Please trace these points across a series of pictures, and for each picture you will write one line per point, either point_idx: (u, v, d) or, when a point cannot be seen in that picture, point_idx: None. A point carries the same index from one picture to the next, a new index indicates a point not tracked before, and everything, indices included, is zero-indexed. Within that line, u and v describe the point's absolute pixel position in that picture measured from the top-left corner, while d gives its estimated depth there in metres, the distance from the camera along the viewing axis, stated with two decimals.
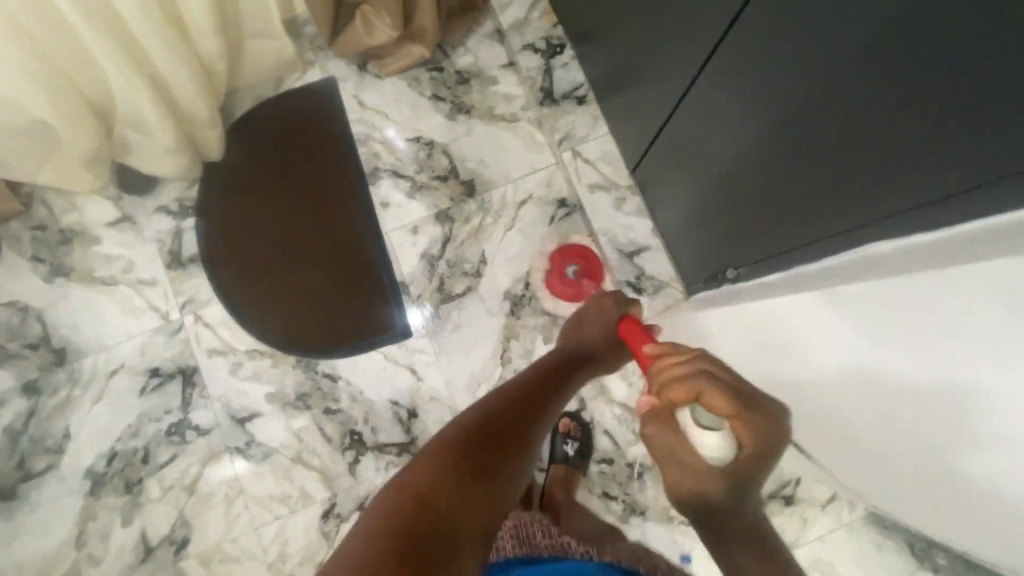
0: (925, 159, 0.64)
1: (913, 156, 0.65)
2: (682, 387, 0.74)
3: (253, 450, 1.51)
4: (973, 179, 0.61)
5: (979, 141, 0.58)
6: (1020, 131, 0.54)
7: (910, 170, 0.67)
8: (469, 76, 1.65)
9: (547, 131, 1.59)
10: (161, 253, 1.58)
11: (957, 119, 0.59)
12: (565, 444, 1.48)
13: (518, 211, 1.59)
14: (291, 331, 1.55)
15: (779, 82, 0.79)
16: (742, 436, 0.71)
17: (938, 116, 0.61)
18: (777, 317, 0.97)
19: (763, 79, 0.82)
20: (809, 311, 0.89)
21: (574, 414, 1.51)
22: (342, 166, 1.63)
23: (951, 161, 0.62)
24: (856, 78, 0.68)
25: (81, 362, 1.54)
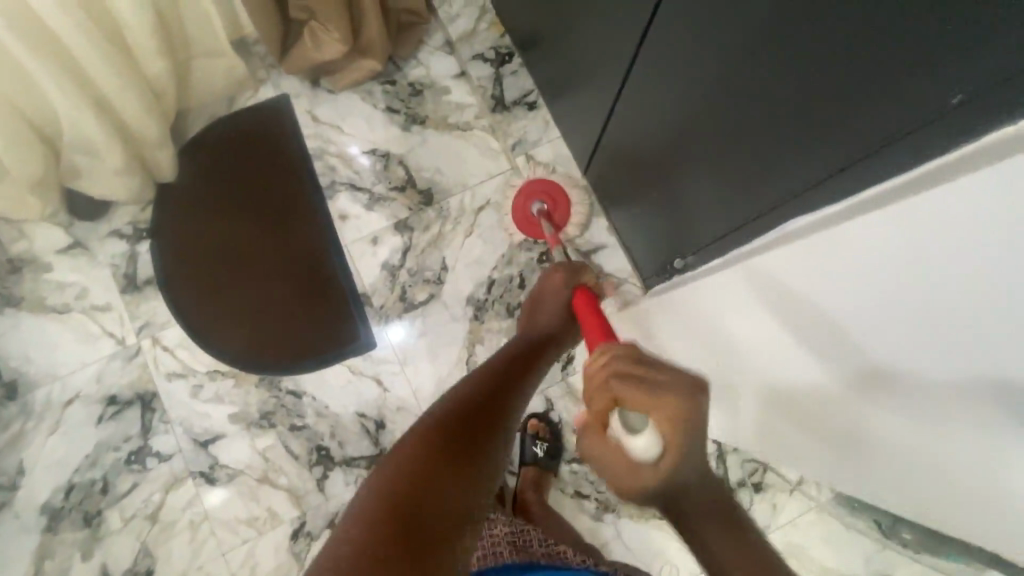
0: (812, 138, 0.68)
1: (804, 136, 0.69)
2: (600, 393, 0.74)
3: (218, 472, 1.48)
4: (848, 159, 0.64)
5: (851, 119, 0.61)
6: (884, 107, 0.57)
7: (803, 150, 0.70)
8: (422, 88, 1.67)
9: (502, 137, 1.62)
10: (116, 277, 1.56)
11: (832, 99, 0.62)
12: (534, 444, 1.47)
13: (477, 216, 1.61)
14: (250, 351, 1.53)
15: (700, 66, 0.82)
16: (659, 420, 0.68)
17: (825, 93, 0.63)
18: (718, 300, 0.96)
19: (687, 63, 0.85)
20: (742, 292, 0.87)
21: (543, 415, 1.51)
22: (303, 183, 1.63)
23: (831, 140, 0.65)
24: (753, 64, 0.71)
25: (34, 394, 1.49)
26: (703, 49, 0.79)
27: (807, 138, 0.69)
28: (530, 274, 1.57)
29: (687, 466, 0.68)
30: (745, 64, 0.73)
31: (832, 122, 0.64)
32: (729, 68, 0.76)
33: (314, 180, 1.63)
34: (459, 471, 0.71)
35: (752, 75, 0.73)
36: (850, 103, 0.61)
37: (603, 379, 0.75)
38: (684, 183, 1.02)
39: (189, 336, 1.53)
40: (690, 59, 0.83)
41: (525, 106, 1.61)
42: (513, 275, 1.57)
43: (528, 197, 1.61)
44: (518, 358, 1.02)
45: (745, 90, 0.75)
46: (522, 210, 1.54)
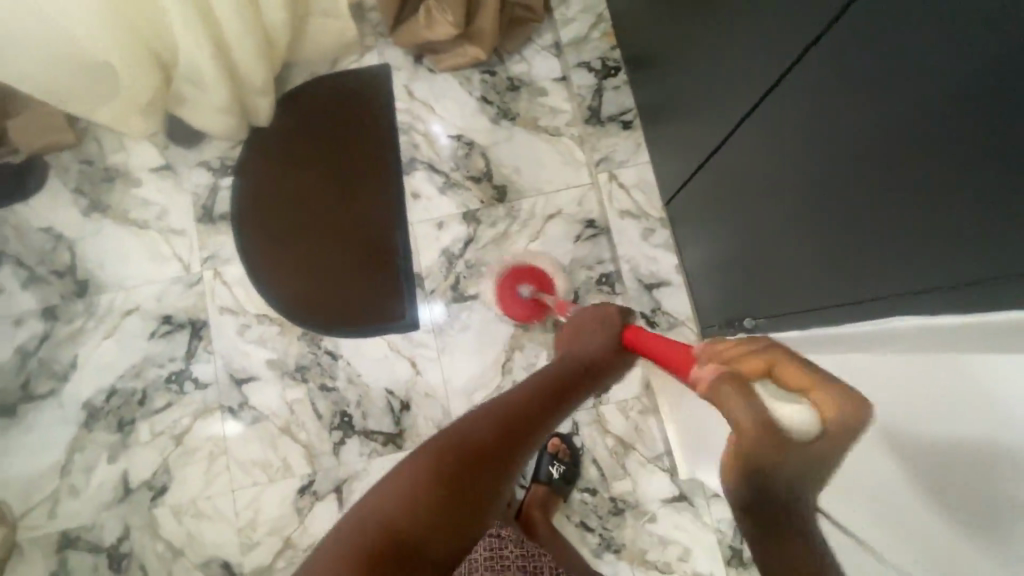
0: (954, 237, 0.63)
1: (944, 233, 0.64)
2: (754, 361, 0.73)
3: (245, 412, 1.52)
4: (990, 270, 0.59)
5: (1007, 230, 0.56)
6: None
7: (936, 248, 0.65)
8: (519, 85, 1.66)
9: (588, 149, 1.58)
10: (194, 206, 1.62)
11: (992, 202, 0.57)
12: (551, 464, 1.44)
13: (546, 224, 1.59)
14: (297, 304, 1.57)
15: (827, 136, 0.77)
16: (824, 409, 0.64)
17: (981, 196, 0.58)
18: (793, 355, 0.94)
19: (810, 132, 0.80)
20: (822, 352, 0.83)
21: (565, 436, 1.48)
22: (385, 155, 1.65)
23: (978, 246, 0.60)
24: (895, 147, 0.67)
25: (100, 297, 1.58)
26: (835, 121, 0.75)
27: (947, 236, 0.63)
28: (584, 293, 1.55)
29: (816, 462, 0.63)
30: (883, 148, 0.68)
31: (983, 228, 0.59)
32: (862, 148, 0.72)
33: (396, 154, 1.64)
34: (462, 492, 0.76)
35: (889, 161, 0.68)
36: (1008, 212, 0.56)
37: (761, 356, 0.74)
38: (775, 246, 0.97)
39: (246, 277, 1.58)
40: (816, 127, 0.79)
41: (619, 123, 1.56)
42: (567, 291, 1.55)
43: (602, 216, 1.56)
44: (545, 393, 0.94)
45: (879, 173, 0.70)
46: (512, 299, 1.51)
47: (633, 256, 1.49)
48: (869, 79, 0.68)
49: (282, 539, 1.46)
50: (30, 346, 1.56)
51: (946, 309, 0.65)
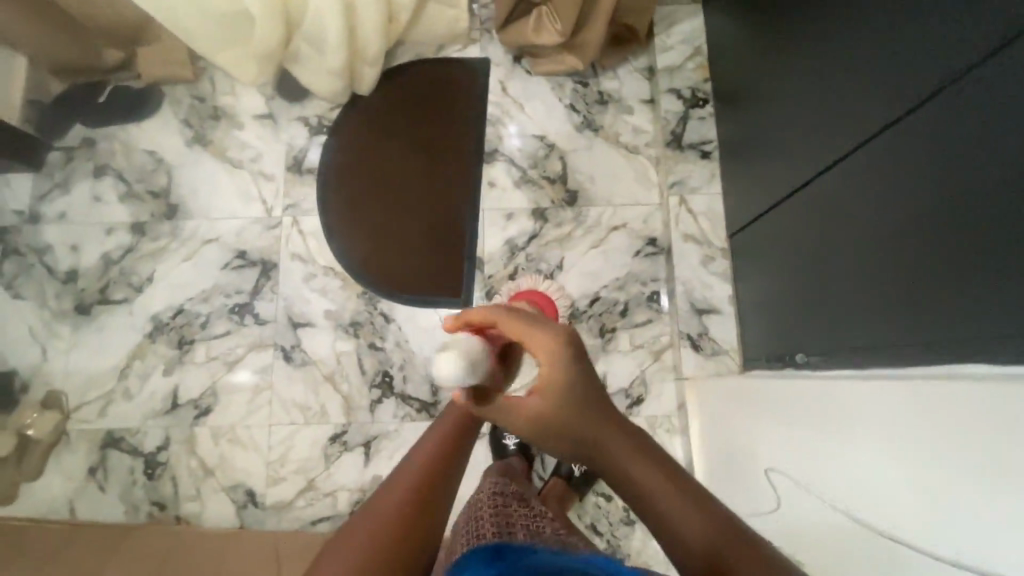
0: (1018, 299, 0.65)
1: (1010, 294, 0.66)
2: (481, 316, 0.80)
3: (296, 354, 1.61)
4: None
5: None
6: None
7: (999, 309, 0.68)
8: (608, 99, 1.74)
9: (664, 171, 1.63)
10: (287, 156, 1.73)
11: None
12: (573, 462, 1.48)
13: (609, 233, 1.65)
14: (363, 263, 1.66)
15: (914, 185, 0.81)
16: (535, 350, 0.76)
17: None
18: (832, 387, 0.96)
19: (898, 180, 0.84)
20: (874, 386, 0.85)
21: None
22: (470, 143, 1.73)
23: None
24: (982, 208, 0.70)
25: (185, 222, 1.69)
26: (927, 174, 0.79)
27: (1012, 298, 0.66)
28: (634, 306, 1.61)
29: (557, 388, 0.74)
30: (971, 207, 0.71)
31: None
32: (951, 195, 0.75)
33: (481, 143, 1.73)
34: None
35: (975, 218, 0.71)
36: None
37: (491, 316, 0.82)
38: (844, 286, 1.00)
39: (320, 228, 1.68)
40: (907, 179, 0.82)
41: (699, 152, 1.61)
42: (618, 300, 1.61)
43: (666, 236, 1.61)
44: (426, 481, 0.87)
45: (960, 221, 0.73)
46: None
47: (690, 280, 1.53)
48: (973, 140, 0.71)
49: (307, 479, 1.53)
50: (114, 255, 1.68)
51: (1001, 358, 0.67)
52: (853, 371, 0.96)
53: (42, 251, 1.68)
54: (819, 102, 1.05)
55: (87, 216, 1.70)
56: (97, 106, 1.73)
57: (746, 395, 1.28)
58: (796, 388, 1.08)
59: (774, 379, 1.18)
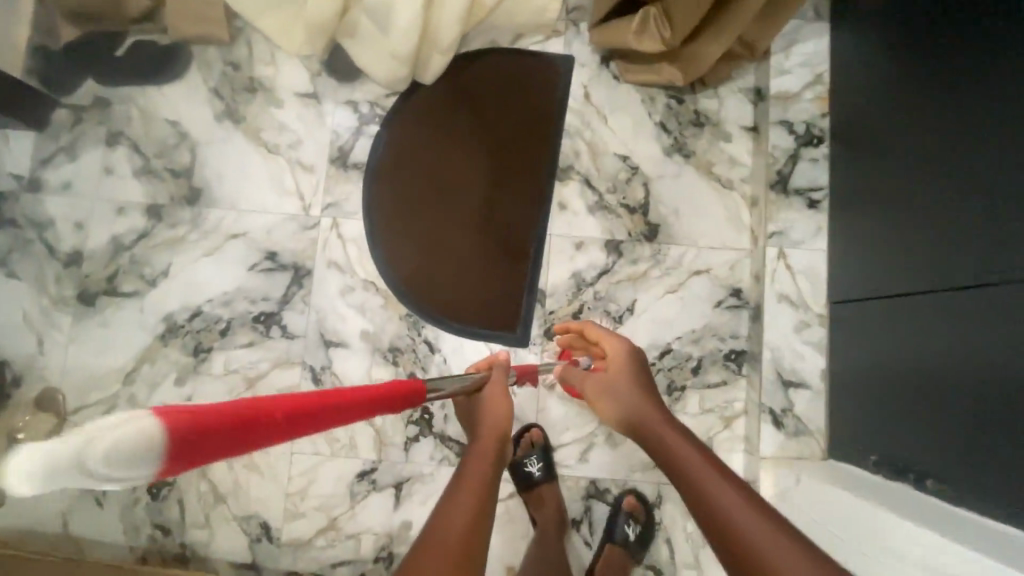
0: None
1: None
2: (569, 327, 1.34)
3: (326, 377, 1.43)
4: None
5: None
6: None
7: None
8: (704, 122, 1.52)
9: (761, 217, 1.43)
10: (331, 145, 1.50)
11: None
12: (627, 524, 1.34)
13: (689, 278, 1.46)
14: (411, 282, 1.46)
15: (1004, 337, 0.87)
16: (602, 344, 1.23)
17: None
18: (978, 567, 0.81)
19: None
20: None
21: (642, 495, 1.39)
22: (543, 155, 1.51)
23: None
24: None
25: (209, 211, 1.48)
26: None
27: None
28: (708, 364, 1.44)
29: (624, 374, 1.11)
30: None
31: None
32: None
33: (555, 157, 1.51)
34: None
35: None
36: None
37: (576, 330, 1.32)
38: (898, 394, 1.09)
39: (365, 237, 1.47)
40: None
41: (806, 199, 1.40)
42: (691, 356, 1.44)
43: (757, 291, 1.42)
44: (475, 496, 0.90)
45: None
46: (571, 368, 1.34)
47: (779, 347, 1.36)
48: None
49: (329, 518, 1.39)
50: (125, 240, 1.46)
51: None
52: (933, 506, 0.99)
53: (42, 225, 1.46)
54: (914, 215, 1.08)
55: (96, 191, 1.48)
56: (114, 61, 1.48)
57: (814, 499, 1.19)
58: (883, 520, 1.00)
59: (851, 494, 1.09)
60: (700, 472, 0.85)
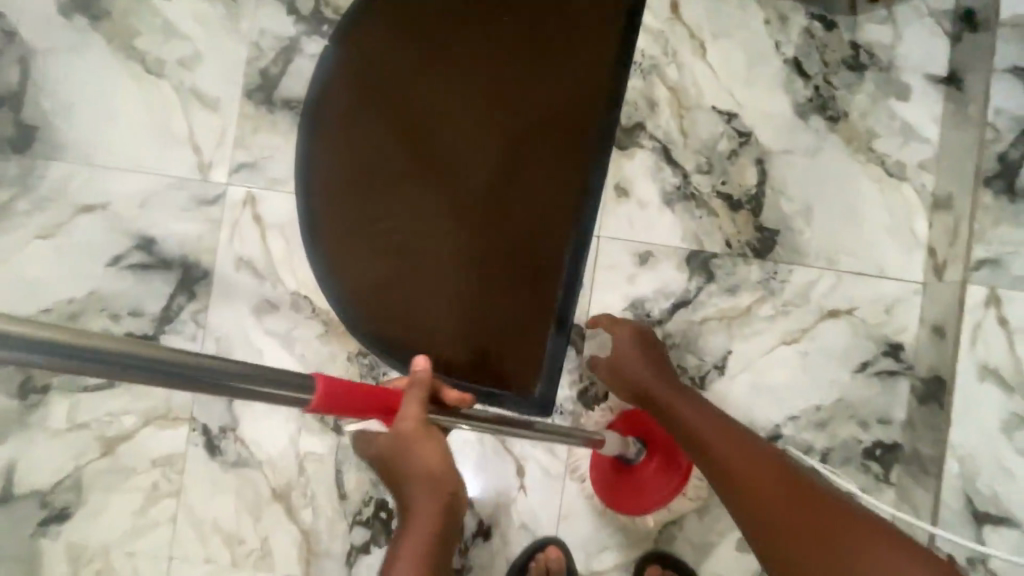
0: None
1: None
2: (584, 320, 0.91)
3: (227, 444, 0.90)
4: None
5: None
6: None
7: None
8: (866, 66, 0.92)
9: (955, 231, 0.86)
10: (250, 68, 0.92)
11: None
12: None
13: (819, 322, 0.90)
14: (361, 313, 0.86)
15: None
16: (614, 327, 0.87)
17: None
18: None
19: None
20: None
21: (672, 561, 0.88)
22: (601, 100, 0.83)
23: None
24: None
25: (49, 165, 0.91)
26: None
27: None
28: (838, 462, 0.90)
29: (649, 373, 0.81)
30: None
31: None
32: None
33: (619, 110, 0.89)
34: None
35: None
36: None
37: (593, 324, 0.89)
38: None
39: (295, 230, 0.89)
40: None
41: None
42: (810, 448, 0.90)
43: (936, 354, 0.86)
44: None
45: None
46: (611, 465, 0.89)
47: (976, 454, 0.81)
48: None
49: None
50: None
51: None
52: None
53: None
54: None
55: None
56: None
57: None
58: None
59: None
60: (716, 440, 0.71)
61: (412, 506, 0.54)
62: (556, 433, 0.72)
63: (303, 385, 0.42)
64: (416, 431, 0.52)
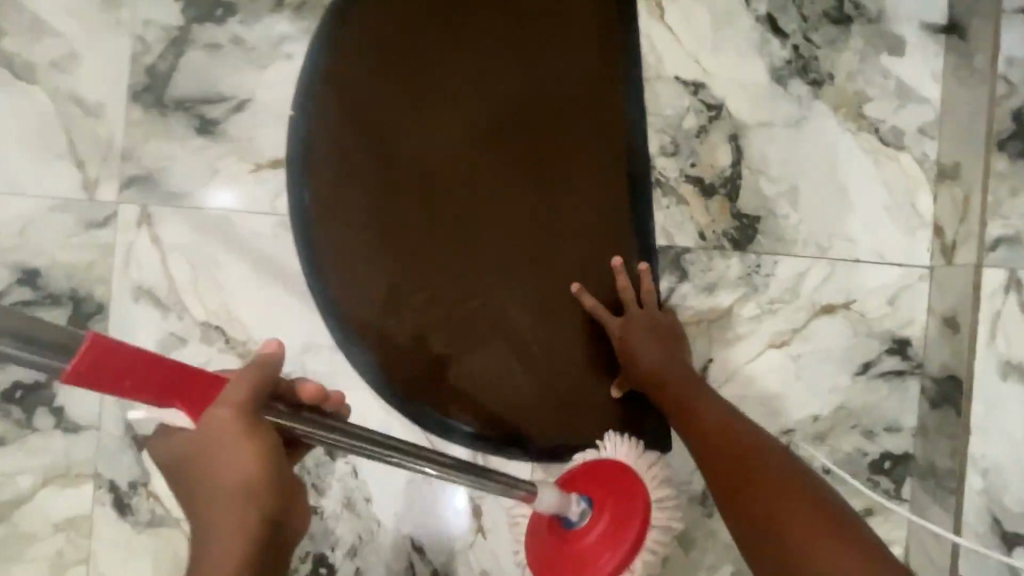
0: None
1: None
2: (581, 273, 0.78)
3: (140, 501, 0.78)
4: None
5: None
6: None
7: None
8: (851, 18, 0.79)
9: (965, 205, 0.73)
10: (134, 65, 0.79)
11: None
12: None
13: (811, 320, 0.78)
14: (400, 366, 0.78)
15: None
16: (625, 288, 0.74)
17: None
18: None
19: None
20: None
21: None
22: (620, 100, 0.79)
23: None
24: None
25: None
26: None
27: None
28: (842, 480, 0.78)
29: (658, 351, 0.70)
30: None
31: None
32: None
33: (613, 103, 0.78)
34: None
35: None
36: None
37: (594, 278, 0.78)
38: None
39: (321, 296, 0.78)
40: None
41: None
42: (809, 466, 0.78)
43: (951, 351, 0.74)
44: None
45: None
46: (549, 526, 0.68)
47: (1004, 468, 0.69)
48: None
49: None
50: None
51: None
52: None
53: None
54: None
55: None
56: None
57: None
58: None
59: None
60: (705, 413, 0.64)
61: (217, 523, 0.43)
62: (477, 477, 0.58)
63: (69, 344, 0.35)
64: (239, 420, 0.43)
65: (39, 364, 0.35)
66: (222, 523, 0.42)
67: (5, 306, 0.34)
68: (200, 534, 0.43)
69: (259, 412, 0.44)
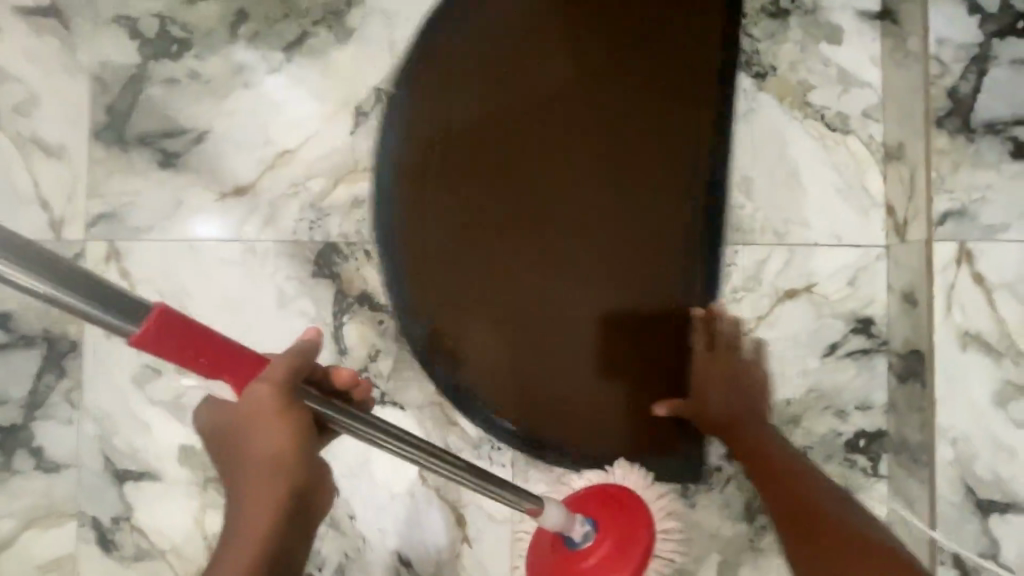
0: None
1: None
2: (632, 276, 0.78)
3: (123, 535, 0.78)
4: None
5: None
6: None
7: None
8: (789, 11, 0.81)
9: (912, 183, 0.75)
10: (93, 105, 0.80)
11: None
12: None
13: (775, 306, 0.80)
14: (472, 377, 0.77)
15: None
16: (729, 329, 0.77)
17: None
18: None
19: None
20: None
21: None
22: (711, 123, 0.78)
23: None
24: None
25: None
26: None
27: None
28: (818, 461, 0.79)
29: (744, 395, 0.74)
30: None
31: None
32: None
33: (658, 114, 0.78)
34: None
35: None
36: None
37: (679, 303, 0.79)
38: None
39: (305, 315, 0.79)
40: None
41: (1009, 142, 0.71)
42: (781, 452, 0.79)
43: (911, 326, 0.75)
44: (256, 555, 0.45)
45: None
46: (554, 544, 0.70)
47: (969, 436, 0.70)
48: None
49: None
50: None
51: None
52: None
53: None
54: None
55: None
56: None
57: None
58: None
59: None
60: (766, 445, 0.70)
61: (249, 490, 0.47)
62: (483, 481, 0.58)
63: (137, 312, 0.38)
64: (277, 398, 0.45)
65: (111, 326, 0.38)
66: (253, 490, 0.47)
67: (81, 268, 0.37)
68: (234, 497, 0.48)
69: (299, 393, 0.47)
